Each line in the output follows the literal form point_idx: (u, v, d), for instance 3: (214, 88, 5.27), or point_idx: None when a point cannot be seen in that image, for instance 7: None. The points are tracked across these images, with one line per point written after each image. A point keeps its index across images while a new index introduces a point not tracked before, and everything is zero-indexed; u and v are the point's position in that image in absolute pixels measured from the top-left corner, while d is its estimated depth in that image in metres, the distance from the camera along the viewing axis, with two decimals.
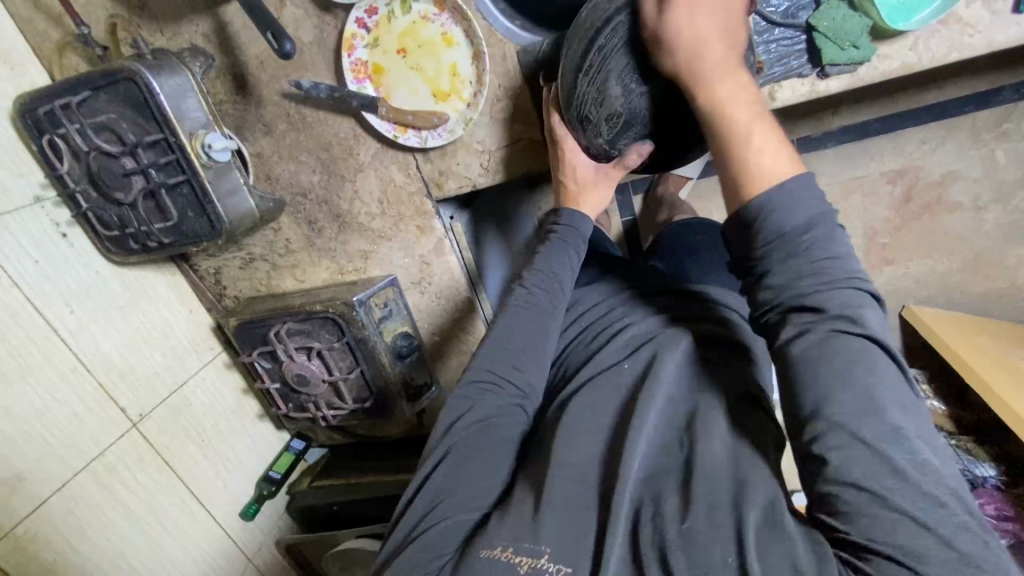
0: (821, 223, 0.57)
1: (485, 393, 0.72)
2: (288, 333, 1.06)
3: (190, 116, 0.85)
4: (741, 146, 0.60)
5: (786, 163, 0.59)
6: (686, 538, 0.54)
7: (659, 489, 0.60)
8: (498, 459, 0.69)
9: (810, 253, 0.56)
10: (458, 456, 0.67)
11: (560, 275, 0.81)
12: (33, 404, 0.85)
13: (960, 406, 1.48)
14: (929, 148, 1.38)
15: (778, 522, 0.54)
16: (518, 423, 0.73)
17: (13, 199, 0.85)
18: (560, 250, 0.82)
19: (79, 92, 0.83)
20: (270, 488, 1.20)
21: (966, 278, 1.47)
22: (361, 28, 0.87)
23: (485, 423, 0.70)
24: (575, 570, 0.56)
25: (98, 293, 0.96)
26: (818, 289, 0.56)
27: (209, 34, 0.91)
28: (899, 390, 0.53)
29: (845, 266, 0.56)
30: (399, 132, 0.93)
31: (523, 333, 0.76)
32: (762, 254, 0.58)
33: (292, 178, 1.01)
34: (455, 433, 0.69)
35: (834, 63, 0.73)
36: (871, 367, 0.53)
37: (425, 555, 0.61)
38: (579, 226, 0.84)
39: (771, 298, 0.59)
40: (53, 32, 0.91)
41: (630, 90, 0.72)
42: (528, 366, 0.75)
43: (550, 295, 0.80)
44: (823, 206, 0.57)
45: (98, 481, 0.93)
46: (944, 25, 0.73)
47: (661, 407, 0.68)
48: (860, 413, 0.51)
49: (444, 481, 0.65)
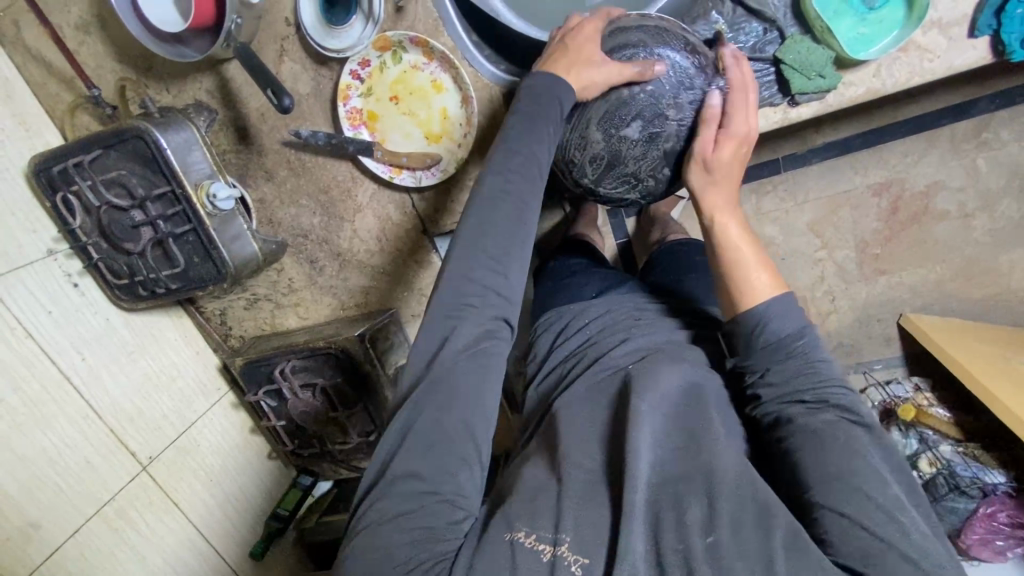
0: (807, 335, 0.66)
1: (461, 316, 0.59)
2: (293, 370, 1.09)
3: (195, 168, 0.89)
4: (736, 261, 0.71)
5: (770, 289, 0.69)
6: (712, 554, 0.54)
7: (680, 498, 0.58)
8: (485, 392, 0.58)
9: (804, 358, 0.65)
10: (440, 399, 0.56)
11: (537, 158, 0.66)
12: (46, 451, 0.87)
13: (966, 412, 1.48)
14: (911, 160, 1.42)
15: (800, 545, 0.54)
16: (503, 344, 0.61)
17: (26, 254, 0.89)
18: (531, 119, 0.67)
19: (91, 151, 0.88)
20: (276, 525, 1.19)
21: (960, 283, 1.49)
22: (355, 79, 0.92)
23: (468, 348, 0.58)
24: (592, 563, 0.55)
25: (108, 339, 0.99)
26: (815, 394, 0.63)
27: (212, 90, 0.96)
28: (871, 455, 0.58)
29: (832, 370, 0.65)
30: (395, 173, 0.97)
31: (498, 228, 0.61)
32: (761, 354, 0.67)
33: (293, 221, 1.05)
34: (435, 371, 0.57)
35: (802, 93, 0.77)
36: (852, 443, 0.58)
37: (425, 536, 0.54)
38: (552, 86, 0.69)
39: (771, 394, 0.66)
40: (65, 94, 0.96)
41: (610, 134, 0.78)
42: (511, 274, 0.61)
43: (527, 183, 0.64)
44: (808, 322, 0.68)
45: (109, 526, 0.94)
46: (903, 53, 0.77)
47: (663, 409, 0.68)
48: (826, 480, 0.57)
49: (432, 434, 0.56)
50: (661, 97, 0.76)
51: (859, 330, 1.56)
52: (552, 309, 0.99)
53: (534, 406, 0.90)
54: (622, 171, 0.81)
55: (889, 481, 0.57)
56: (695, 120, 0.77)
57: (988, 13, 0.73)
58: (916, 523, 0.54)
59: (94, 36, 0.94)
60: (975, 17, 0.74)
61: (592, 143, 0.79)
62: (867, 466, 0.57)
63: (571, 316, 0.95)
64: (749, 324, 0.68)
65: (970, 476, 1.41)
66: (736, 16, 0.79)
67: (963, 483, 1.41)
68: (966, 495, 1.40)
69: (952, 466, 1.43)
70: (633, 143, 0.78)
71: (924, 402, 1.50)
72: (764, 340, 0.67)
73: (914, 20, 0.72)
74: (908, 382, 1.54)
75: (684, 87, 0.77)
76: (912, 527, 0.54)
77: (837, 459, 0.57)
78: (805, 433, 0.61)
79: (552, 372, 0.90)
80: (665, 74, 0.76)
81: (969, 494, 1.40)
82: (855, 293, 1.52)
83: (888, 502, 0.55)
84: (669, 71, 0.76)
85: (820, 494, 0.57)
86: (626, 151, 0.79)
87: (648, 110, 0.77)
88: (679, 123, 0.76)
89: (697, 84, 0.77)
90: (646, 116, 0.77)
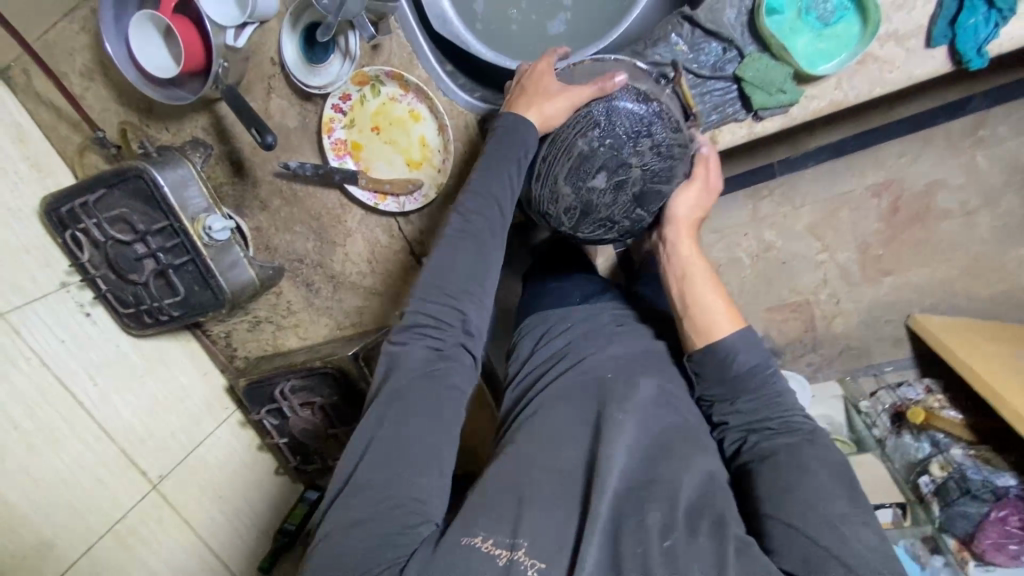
0: (768, 374, 0.71)
1: (422, 344, 0.67)
2: (292, 390, 1.13)
3: (193, 202, 0.95)
4: (712, 300, 0.76)
5: (727, 327, 0.74)
6: (669, 557, 0.54)
7: (642, 505, 0.59)
8: (445, 411, 0.63)
9: (768, 393, 0.70)
10: (403, 411, 0.62)
11: (498, 198, 0.74)
12: (60, 473, 0.93)
13: (978, 414, 1.44)
14: (907, 160, 1.37)
15: (753, 554, 0.55)
16: (465, 370, 0.68)
17: (40, 287, 0.96)
18: (498, 164, 0.74)
19: (96, 191, 0.94)
20: (283, 540, 1.23)
21: (966, 283, 1.45)
22: (338, 112, 0.97)
23: (429, 369, 0.65)
24: (551, 566, 0.56)
25: (119, 365, 1.05)
26: (780, 422, 0.67)
27: (207, 127, 1.01)
28: (821, 471, 0.60)
29: (795, 403, 0.70)
30: (380, 199, 1.03)
31: (459, 265, 0.69)
32: (732, 385, 0.72)
33: (289, 247, 1.10)
34: (396, 386, 0.64)
35: (764, 108, 0.84)
36: (801, 461, 0.61)
37: (381, 538, 0.56)
38: (520, 128, 0.76)
39: (737, 420, 0.71)
40: (75, 137, 1.03)
41: (578, 187, 0.80)
42: (471, 307, 0.69)
43: (486, 221, 0.72)
44: (770, 358, 0.72)
45: (120, 542, 0.99)
46: (863, 66, 0.84)
47: (636, 426, 0.69)
48: (784, 494, 0.59)
49: (394, 444, 0.60)
50: (621, 145, 0.79)
51: (864, 332, 1.53)
52: (539, 313, 0.97)
53: (508, 409, 0.88)
54: (597, 218, 0.82)
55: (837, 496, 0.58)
56: (661, 161, 0.79)
57: (942, 25, 0.80)
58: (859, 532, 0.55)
59: (98, 82, 1.01)
60: (930, 27, 0.81)
61: (563, 194, 0.81)
62: (813, 482, 0.59)
63: (551, 322, 0.93)
64: (721, 351, 0.72)
65: (980, 480, 1.37)
66: (695, 37, 0.85)
67: (973, 487, 1.37)
68: (977, 498, 1.36)
69: (963, 470, 1.40)
70: (602, 192, 0.80)
71: (934, 404, 1.47)
72: (733, 373, 0.71)
73: (867, 34, 0.79)
74: (919, 385, 1.51)
75: (642, 131, 0.79)
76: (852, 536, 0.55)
77: (787, 477, 0.60)
78: (770, 464, 0.63)
79: (528, 377, 0.88)
80: (621, 122, 0.78)
81: (981, 498, 1.36)
82: (858, 296, 1.48)
83: (833, 517, 0.56)
84: (625, 117, 0.79)
85: (772, 508, 0.59)
86: (597, 200, 0.80)
87: (610, 158, 0.79)
88: (643, 167, 0.79)
89: (653, 126, 0.79)
90: (610, 166, 0.79)
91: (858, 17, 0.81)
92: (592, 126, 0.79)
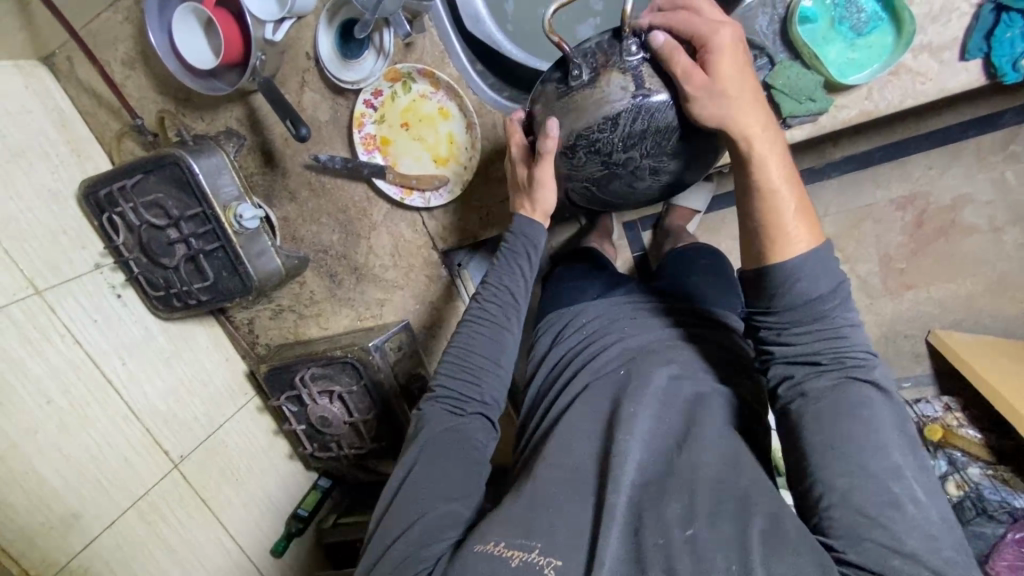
0: (828, 306, 0.63)
1: (448, 408, 0.75)
2: (312, 377, 1.15)
3: (225, 190, 0.98)
4: (773, 216, 0.65)
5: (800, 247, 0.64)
6: (692, 548, 0.55)
7: (661, 495, 0.60)
8: (462, 465, 0.70)
9: (828, 324, 0.63)
10: (430, 459, 0.69)
11: (512, 287, 0.81)
12: (88, 450, 0.95)
13: (999, 434, 1.40)
14: (936, 173, 1.36)
15: (780, 529, 0.55)
16: (484, 433, 0.75)
17: (76, 267, 1.00)
18: (510, 260, 0.82)
19: (133, 176, 0.97)
20: (298, 526, 1.25)
21: (992, 301, 1.40)
22: (369, 107, 1.01)
23: (453, 429, 0.73)
24: (567, 564, 0.57)
25: (148, 346, 1.08)
26: (833, 357, 0.62)
27: (241, 118, 1.05)
28: (881, 421, 0.57)
29: (860, 337, 0.63)
30: (406, 194, 1.05)
31: (478, 346, 0.78)
32: (785, 313, 0.64)
33: (314, 238, 1.13)
34: (424, 440, 0.72)
35: (795, 116, 0.83)
36: (857, 404, 0.58)
37: (413, 554, 0.62)
38: (526, 233, 0.82)
39: (782, 351, 0.65)
40: (113, 123, 1.08)
41: (634, 186, 0.78)
42: (489, 378, 0.77)
43: (503, 308, 0.80)
44: (840, 280, 0.64)
45: (144, 520, 1.00)
46: (895, 76, 0.85)
47: (650, 416, 0.69)
48: (826, 447, 0.58)
49: (418, 485, 0.67)
50: (610, 160, 0.75)
51: (884, 347, 1.49)
52: (556, 311, 0.97)
53: (530, 405, 0.90)
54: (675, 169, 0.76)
55: (893, 447, 0.57)
56: (644, 134, 0.72)
57: (978, 38, 0.80)
58: (910, 490, 0.55)
59: (138, 71, 1.05)
60: (966, 40, 0.81)
61: (616, 191, 0.79)
62: (869, 433, 0.57)
63: (567, 320, 0.94)
64: (773, 282, 0.64)
65: (998, 501, 1.34)
66: None
67: (990, 507, 1.34)
68: (992, 519, 1.33)
69: (980, 489, 1.36)
70: (651, 174, 0.76)
71: (952, 422, 1.44)
72: (779, 316, 0.65)
73: (901, 45, 0.81)
74: (937, 402, 1.45)
75: (601, 144, 0.74)
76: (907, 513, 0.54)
77: (835, 432, 0.58)
78: (814, 410, 0.60)
79: (550, 373, 0.89)
80: (585, 158, 0.76)
81: (997, 519, 1.33)
82: (879, 309, 1.46)
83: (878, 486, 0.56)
84: (584, 153, 0.75)
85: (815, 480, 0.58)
86: (659, 176, 0.77)
87: (616, 167, 0.76)
88: (646, 142, 0.73)
89: (607, 134, 0.73)
90: (622, 170, 0.76)
91: (893, 27, 0.82)
92: (574, 175, 0.79)
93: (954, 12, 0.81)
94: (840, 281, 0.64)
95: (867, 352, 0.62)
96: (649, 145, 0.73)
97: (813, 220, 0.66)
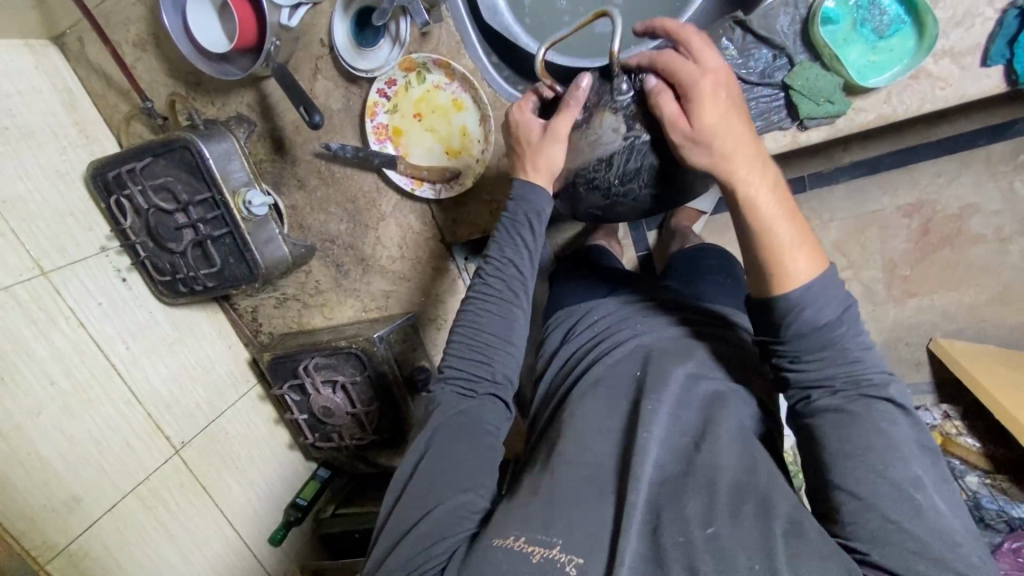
0: (838, 333, 0.63)
1: (458, 391, 0.75)
2: (316, 367, 1.15)
3: (235, 176, 0.97)
4: (773, 250, 0.64)
5: (805, 272, 0.63)
6: (713, 546, 0.55)
7: (680, 493, 0.60)
8: (472, 448, 0.69)
9: (840, 349, 0.63)
10: (441, 446, 0.69)
11: (516, 259, 0.79)
12: (91, 432, 0.95)
13: (999, 444, 1.40)
14: (943, 180, 1.35)
15: (801, 531, 0.55)
16: (495, 413, 0.75)
17: (82, 250, 0.99)
18: (511, 232, 0.79)
19: (143, 158, 0.96)
20: (296, 515, 1.24)
21: (996, 311, 1.40)
22: (382, 97, 1.00)
23: (463, 411, 0.73)
24: (587, 563, 0.56)
25: (153, 331, 1.08)
26: (850, 380, 0.62)
27: (252, 104, 1.04)
28: (900, 430, 0.58)
29: (874, 359, 0.63)
30: (416, 185, 1.05)
31: (487, 325, 0.77)
32: (795, 341, 0.64)
33: (322, 227, 1.12)
34: (434, 426, 0.72)
35: (812, 117, 0.84)
36: (877, 418, 0.58)
37: (427, 547, 0.62)
38: (529, 199, 0.78)
39: (797, 377, 0.65)
40: (122, 105, 1.07)
41: (637, 210, 0.84)
42: (499, 356, 0.76)
43: (508, 283, 0.78)
44: (847, 302, 0.63)
45: (143, 504, 1.00)
46: (915, 80, 0.84)
47: (668, 413, 0.68)
48: (847, 454, 0.58)
49: (431, 472, 0.67)
50: (611, 194, 0.81)
51: (887, 353, 1.49)
52: (568, 308, 0.98)
53: (540, 401, 0.90)
54: (677, 192, 0.81)
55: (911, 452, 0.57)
56: (638, 170, 0.78)
57: (1000, 44, 0.80)
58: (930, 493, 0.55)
59: (150, 54, 1.04)
60: (988, 47, 0.81)
61: (624, 213, 0.85)
62: (889, 441, 0.57)
63: (578, 317, 0.94)
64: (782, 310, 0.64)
65: (995, 510, 1.35)
66: (746, 43, 0.84)
67: (988, 516, 1.35)
68: (989, 528, 1.34)
69: (977, 498, 1.37)
70: (653, 199, 0.81)
71: (951, 430, 1.44)
72: (787, 347, 0.65)
73: (923, 50, 0.80)
74: (937, 410, 1.46)
75: (598, 182, 0.80)
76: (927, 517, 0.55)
77: (857, 436, 0.58)
78: (835, 421, 0.60)
79: (561, 369, 0.89)
80: (587, 194, 0.82)
81: (993, 528, 1.34)
82: (883, 315, 1.45)
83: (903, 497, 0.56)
84: (585, 190, 0.82)
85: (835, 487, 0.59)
86: (661, 199, 0.81)
87: (618, 198, 0.81)
88: (643, 175, 0.78)
89: (604, 172, 0.79)
90: (624, 199, 0.81)
91: (914, 31, 0.82)
92: (579, 205, 0.85)
93: (976, 18, 0.81)
94: (847, 307, 0.63)
95: (883, 374, 0.62)
96: (647, 178, 0.78)
97: (817, 247, 0.65)
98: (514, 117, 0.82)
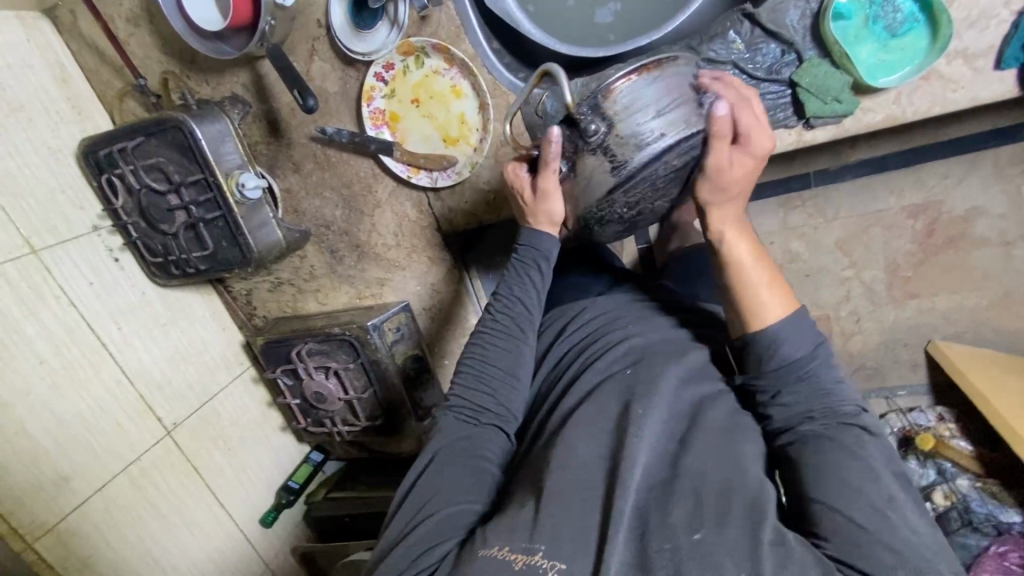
0: (812, 365, 0.67)
1: (461, 418, 0.77)
2: (308, 353, 1.14)
3: (228, 158, 0.95)
4: (752, 290, 0.70)
5: (777, 304, 0.69)
6: (698, 552, 0.54)
7: (666, 500, 0.59)
8: (474, 472, 0.70)
9: (816, 382, 0.66)
10: (443, 464, 0.70)
11: (524, 297, 0.83)
12: (80, 412, 0.94)
13: (991, 449, 1.40)
14: (951, 182, 1.31)
15: (784, 542, 0.55)
16: (498, 444, 0.76)
17: (74, 228, 0.98)
18: (519, 270, 0.83)
19: (135, 138, 0.95)
20: (288, 498, 1.26)
21: (994, 315, 1.39)
22: (380, 81, 0.98)
23: (467, 437, 0.74)
24: (572, 567, 0.55)
25: (144, 311, 1.07)
26: (824, 411, 0.65)
27: (247, 84, 1.02)
28: (876, 455, 0.60)
29: (844, 392, 0.66)
30: (412, 173, 1.04)
31: (494, 358, 0.80)
32: (772, 376, 0.68)
33: (317, 211, 1.11)
34: (437, 446, 0.74)
35: (818, 116, 0.83)
36: (851, 445, 0.61)
37: (419, 554, 0.61)
38: (539, 244, 0.81)
39: (781, 415, 0.67)
40: (115, 81, 1.05)
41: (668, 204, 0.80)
42: (504, 390, 0.79)
43: (517, 319, 0.82)
44: (819, 342, 0.68)
45: (134, 485, 1.00)
46: (926, 81, 0.82)
47: (657, 415, 0.68)
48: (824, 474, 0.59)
49: (429, 487, 0.68)
50: (641, 212, 0.78)
51: (883, 354, 1.48)
52: (562, 306, 0.98)
53: (531, 401, 0.89)
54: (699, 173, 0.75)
55: (886, 475, 0.59)
56: (650, 188, 0.74)
57: (1015, 46, 0.77)
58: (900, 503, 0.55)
59: (144, 29, 1.02)
60: (1003, 48, 0.78)
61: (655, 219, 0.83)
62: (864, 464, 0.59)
63: (570, 317, 0.94)
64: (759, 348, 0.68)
65: (983, 514, 1.35)
66: (754, 36, 0.84)
67: (976, 520, 1.34)
68: (977, 531, 1.33)
69: (967, 501, 1.37)
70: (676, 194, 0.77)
71: (945, 433, 1.43)
72: (761, 378, 0.69)
73: (935, 51, 0.78)
74: (931, 412, 1.47)
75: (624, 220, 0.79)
76: (906, 526, 0.55)
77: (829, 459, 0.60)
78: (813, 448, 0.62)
79: (552, 371, 0.89)
80: (616, 226, 0.80)
81: (981, 531, 1.33)
82: (881, 316, 1.44)
83: (887, 509, 0.56)
84: (616, 226, 0.80)
85: (816, 489, 0.59)
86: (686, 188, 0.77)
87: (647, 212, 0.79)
88: (659, 185, 0.74)
89: (622, 207, 0.76)
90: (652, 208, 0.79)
91: (928, 31, 0.79)
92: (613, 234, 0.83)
93: (992, 18, 0.78)
94: (823, 341, 0.68)
95: (856, 407, 0.65)
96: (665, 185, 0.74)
97: (784, 285, 0.71)
98: (509, 181, 0.81)
